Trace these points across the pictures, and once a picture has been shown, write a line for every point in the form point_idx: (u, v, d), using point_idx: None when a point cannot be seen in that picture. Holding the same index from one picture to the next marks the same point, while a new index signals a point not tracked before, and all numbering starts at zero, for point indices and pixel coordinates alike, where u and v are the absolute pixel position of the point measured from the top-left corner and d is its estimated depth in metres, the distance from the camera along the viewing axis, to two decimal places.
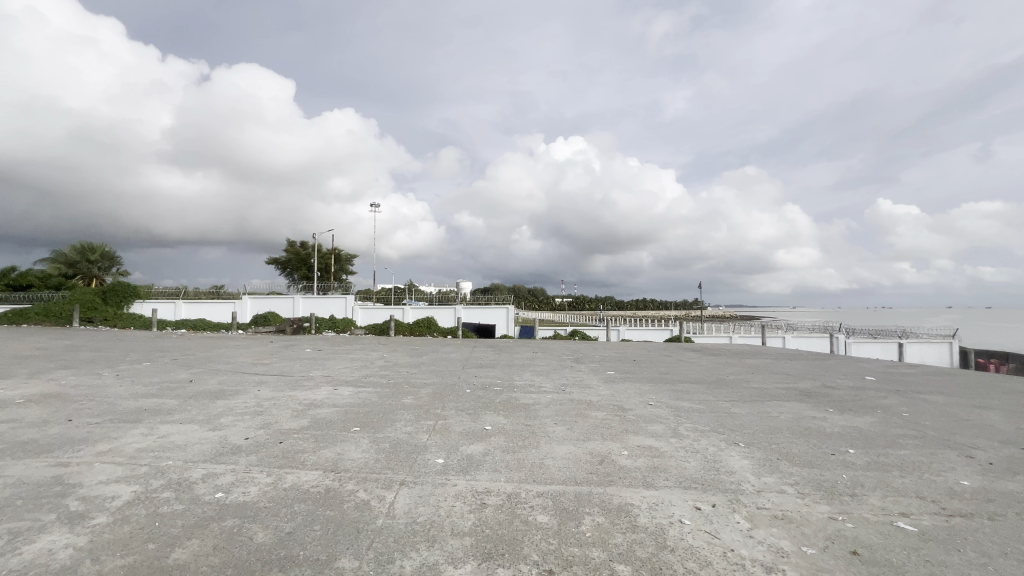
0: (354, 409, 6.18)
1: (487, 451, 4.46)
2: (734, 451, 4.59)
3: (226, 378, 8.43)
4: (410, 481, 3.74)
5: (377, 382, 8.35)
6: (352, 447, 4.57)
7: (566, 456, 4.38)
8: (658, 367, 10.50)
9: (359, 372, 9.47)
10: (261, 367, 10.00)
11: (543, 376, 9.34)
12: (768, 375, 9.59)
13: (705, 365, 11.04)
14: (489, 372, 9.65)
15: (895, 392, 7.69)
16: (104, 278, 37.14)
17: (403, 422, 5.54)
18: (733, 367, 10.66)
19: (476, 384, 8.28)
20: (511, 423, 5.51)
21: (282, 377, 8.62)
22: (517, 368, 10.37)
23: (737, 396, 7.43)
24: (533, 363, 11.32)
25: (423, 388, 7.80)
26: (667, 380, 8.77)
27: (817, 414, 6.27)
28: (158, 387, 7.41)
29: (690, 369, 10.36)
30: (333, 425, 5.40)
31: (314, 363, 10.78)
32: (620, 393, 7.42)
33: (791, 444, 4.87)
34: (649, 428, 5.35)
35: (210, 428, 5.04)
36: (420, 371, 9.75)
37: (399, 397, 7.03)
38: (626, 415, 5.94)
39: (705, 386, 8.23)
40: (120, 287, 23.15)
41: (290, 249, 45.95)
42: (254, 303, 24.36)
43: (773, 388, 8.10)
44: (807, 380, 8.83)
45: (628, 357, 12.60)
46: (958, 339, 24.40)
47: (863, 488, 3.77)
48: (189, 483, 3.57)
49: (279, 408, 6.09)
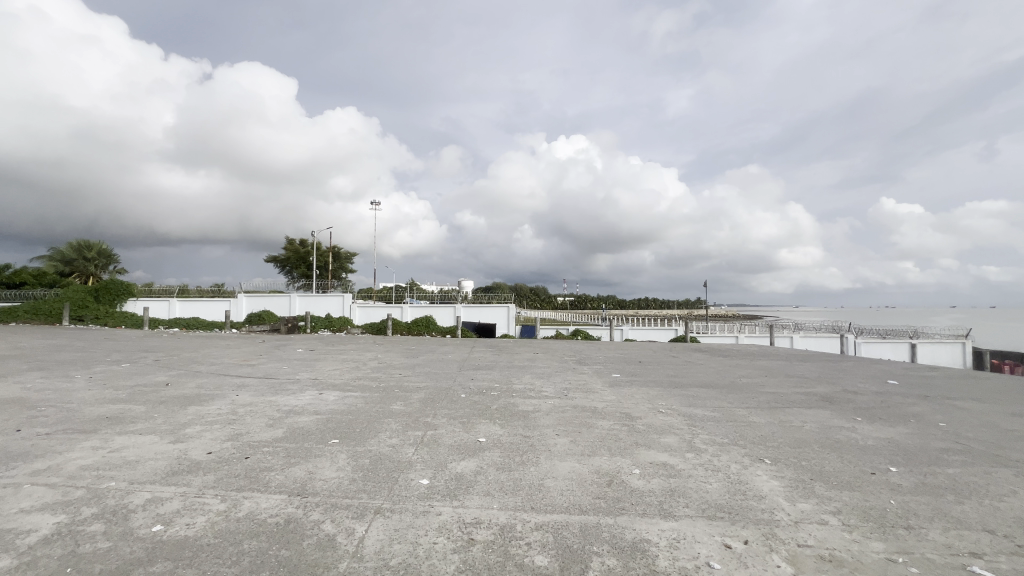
0: (336, 417, 5.65)
1: (479, 470, 3.92)
2: (760, 470, 4.03)
3: (206, 381, 7.91)
4: (387, 508, 3.20)
5: (367, 386, 7.81)
6: (327, 464, 4.04)
7: (569, 476, 3.83)
8: (666, 370, 9.94)
9: (350, 375, 8.94)
10: (246, 368, 9.48)
11: (545, 379, 8.80)
12: (783, 379, 9.03)
13: (715, 367, 10.48)
14: (487, 374, 9.12)
15: (925, 398, 7.12)
16: (100, 277, 36.77)
17: (388, 433, 5.01)
18: (745, 370, 10.09)
19: (472, 388, 7.73)
20: (508, 434, 4.96)
21: (266, 380, 8.09)
22: (516, 370, 9.84)
23: (754, 402, 6.87)
24: (535, 365, 10.76)
25: (415, 393, 7.26)
26: (676, 384, 8.22)
27: (844, 423, 5.71)
28: (129, 391, 6.89)
29: (700, 371, 9.80)
30: (310, 436, 4.86)
31: (303, 364, 10.24)
32: (627, 399, 6.87)
33: (823, 460, 4.31)
34: (661, 441, 4.80)
35: (171, 441, 4.52)
36: (415, 374, 9.21)
37: (388, 403, 6.50)
38: (635, 425, 5.39)
39: (718, 391, 7.68)
40: (112, 285, 22.69)
41: (289, 247, 45.52)
42: (249, 302, 23.87)
43: (791, 394, 7.54)
44: (826, 385, 8.27)
45: (634, 359, 12.05)
46: (971, 340, 23.78)
47: (917, 518, 3.22)
48: (126, 512, 3.04)
49: (254, 417, 5.56)
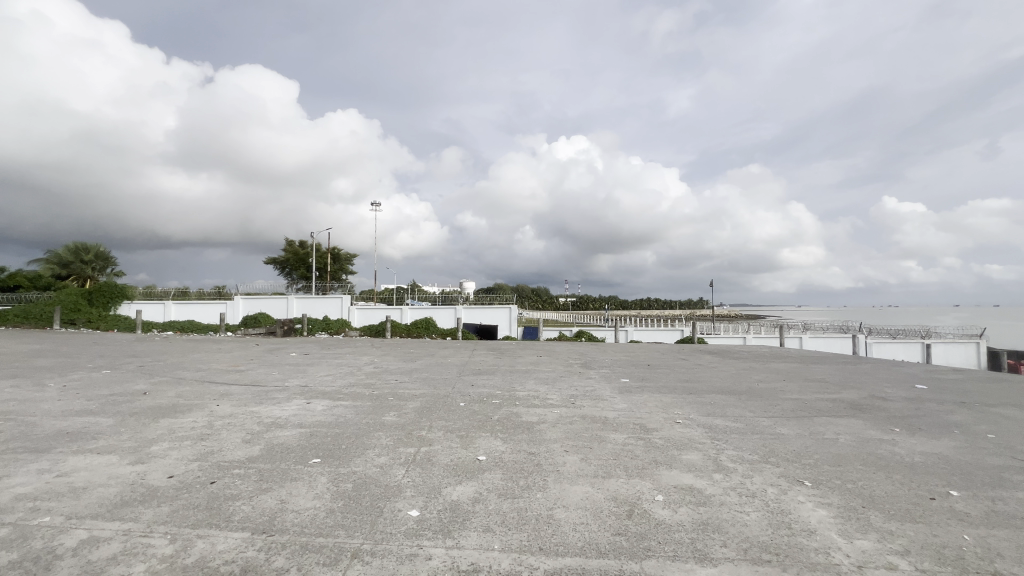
0: (322, 431, 5.13)
1: (478, 498, 3.40)
2: (803, 496, 3.49)
3: (187, 389, 7.39)
4: (366, 550, 2.68)
5: (359, 394, 7.29)
6: (304, 491, 3.52)
7: (583, 506, 3.30)
8: (677, 374, 9.41)
9: (342, 381, 8.41)
10: (233, 375, 8.97)
11: (549, 384, 8.26)
12: (803, 384, 8.46)
13: (728, 371, 9.93)
14: (488, 380, 8.60)
15: (962, 406, 6.57)
16: (97, 279, 36.40)
17: (377, 450, 4.48)
18: (761, 374, 9.54)
19: (472, 395, 7.20)
20: (511, 451, 4.44)
21: (252, 388, 7.58)
22: (519, 375, 9.32)
23: (778, 410, 6.33)
24: (538, 369, 10.23)
25: (411, 402, 6.73)
26: (691, 390, 7.68)
27: (882, 435, 5.16)
28: (102, 401, 6.38)
29: (715, 376, 9.25)
30: (289, 454, 4.34)
31: (296, 370, 9.73)
32: (640, 408, 6.33)
33: (871, 483, 3.77)
34: (684, 459, 4.27)
35: (130, 462, 4.01)
36: (411, 380, 8.68)
37: (380, 414, 5.98)
38: (652, 439, 4.86)
39: (736, 398, 7.13)
40: (106, 287, 22.25)
41: (289, 248, 45.15)
42: (246, 304, 23.38)
43: (815, 400, 7.00)
44: (851, 390, 7.72)
45: (642, 362, 11.49)
46: (986, 339, 23.15)
47: (1004, 561, 2.67)
48: (51, 559, 2.53)
49: (231, 431, 5.04)
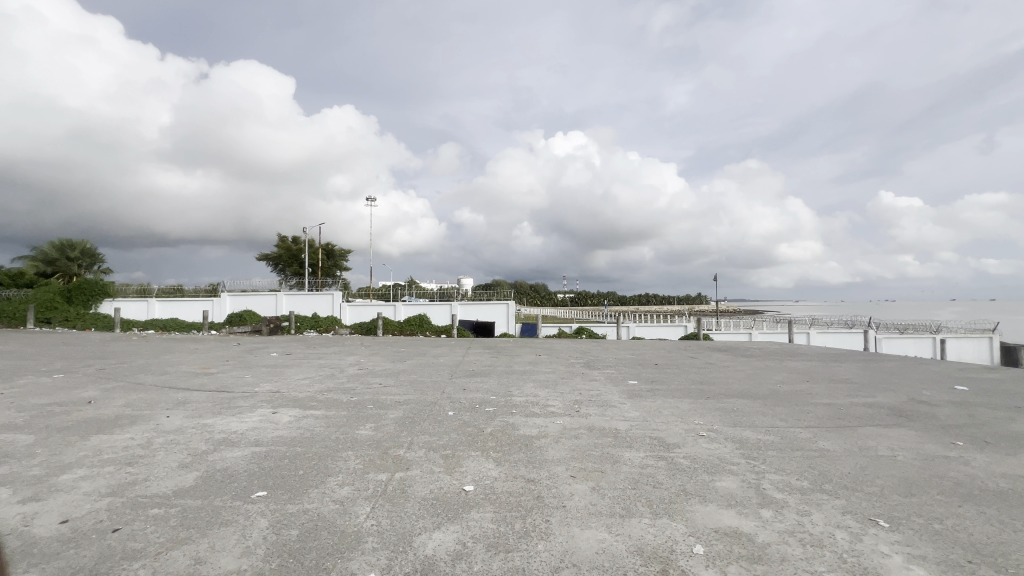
0: (279, 451, 4.29)
1: (460, 554, 2.57)
2: (885, 545, 2.68)
3: (140, 397, 6.52)
4: None
5: (335, 401, 6.43)
6: (232, 542, 2.68)
7: (599, 564, 2.47)
8: (689, 375, 8.59)
9: (319, 386, 7.56)
10: (200, 378, 8.10)
11: (550, 388, 7.43)
12: (831, 386, 7.64)
13: (744, 371, 9.12)
14: (482, 383, 7.78)
15: (1020, 412, 5.77)
16: (84, 276, 35.44)
17: (341, 477, 3.66)
18: (781, 374, 8.73)
19: (463, 402, 6.37)
20: (504, 479, 3.61)
21: (215, 395, 6.72)
22: (516, 377, 8.50)
23: (812, 418, 5.52)
24: (538, 370, 9.40)
25: (392, 411, 5.89)
26: (708, 394, 6.87)
27: (946, 451, 4.35)
28: (33, 413, 5.51)
29: (731, 377, 8.42)
30: (230, 484, 3.50)
31: (272, 372, 8.88)
32: (654, 417, 5.51)
33: (965, 523, 2.96)
34: (719, 488, 3.45)
35: (21, 499, 3.15)
36: (397, 383, 7.85)
37: (354, 427, 5.14)
38: (675, 460, 4.04)
39: (761, 403, 6.33)
40: (86, 284, 21.31)
41: (282, 244, 44.20)
42: (232, 301, 22.47)
43: (851, 405, 6.19)
44: (887, 393, 6.92)
45: (649, 361, 10.68)
46: (999, 334, 22.41)
47: None
48: None
49: (170, 452, 4.20)
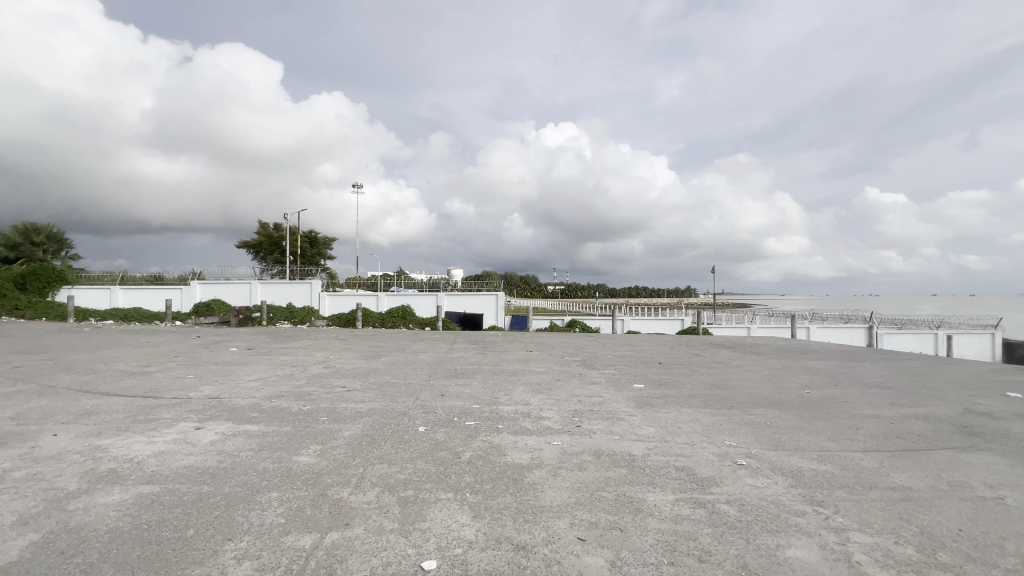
0: (175, 494, 3.10)
1: None
2: None
3: (39, 405, 5.29)
4: None
5: (281, 412, 5.24)
6: None
7: None
8: (701, 378, 7.55)
9: (270, 390, 6.36)
10: (131, 379, 6.86)
11: (543, 394, 6.32)
12: (867, 392, 6.64)
13: (761, 373, 8.10)
14: (463, 388, 6.65)
15: None
16: (49, 262, 33.41)
17: (244, 545, 2.49)
18: (803, 377, 7.74)
19: (438, 414, 5.24)
20: (483, 548, 2.49)
21: (135, 403, 5.49)
22: (505, 379, 7.39)
23: (866, 438, 4.49)
24: (528, 370, 8.29)
25: (348, 427, 4.73)
26: (730, 403, 5.82)
27: None
28: None
29: (748, 381, 7.40)
30: (70, 561, 2.32)
31: (220, 372, 7.64)
32: (674, 437, 4.43)
33: None
34: (796, 563, 2.36)
35: None
36: (364, 387, 6.67)
37: (294, 451, 3.98)
38: (718, 509, 2.95)
39: (796, 415, 5.30)
40: (40, 270, 19.69)
41: (263, 231, 42.45)
42: (202, 290, 20.96)
43: (905, 419, 5.17)
44: (937, 403, 5.92)
45: (652, 359, 9.64)
46: (1001, 330, 21.85)
47: None
48: None
49: (17, 496, 3.00)
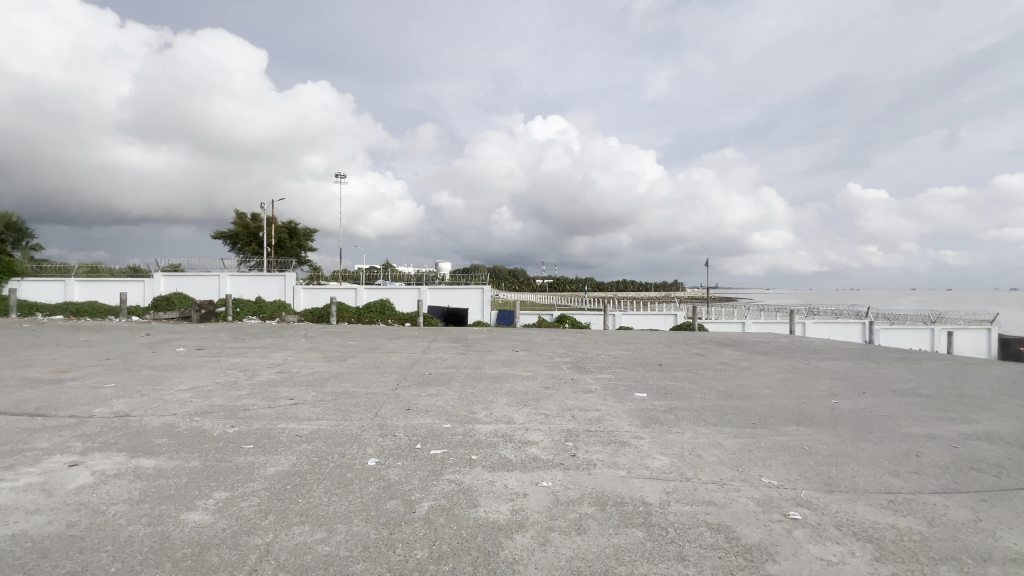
0: None
1: None
2: None
3: None
4: None
5: (197, 438, 4.12)
6: None
7: None
8: (709, 385, 6.60)
9: (198, 404, 5.22)
10: (32, 391, 5.67)
11: (530, 408, 5.30)
12: (902, 402, 5.75)
13: (775, 378, 7.18)
14: (434, 400, 5.58)
15: None
16: (7, 253, 31.47)
17: None
18: (823, 382, 6.84)
19: (398, 439, 4.17)
20: None
21: (14, 425, 4.33)
22: (484, 387, 6.35)
23: (935, 472, 3.56)
24: (513, 374, 7.24)
25: (276, 461, 3.64)
26: (752, 419, 4.88)
27: None
28: None
29: (763, 388, 6.48)
30: None
31: (150, 379, 6.46)
32: (698, 473, 3.45)
33: None
34: None
35: None
36: (315, 400, 5.55)
37: (186, 503, 2.89)
38: None
39: (835, 435, 4.37)
40: None
41: (240, 221, 40.76)
42: (165, 282, 19.50)
43: (967, 442, 4.24)
44: (991, 418, 5.03)
45: (651, 361, 8.68)
46: (997, 326, 21.42)
47: None
48: None
49: None
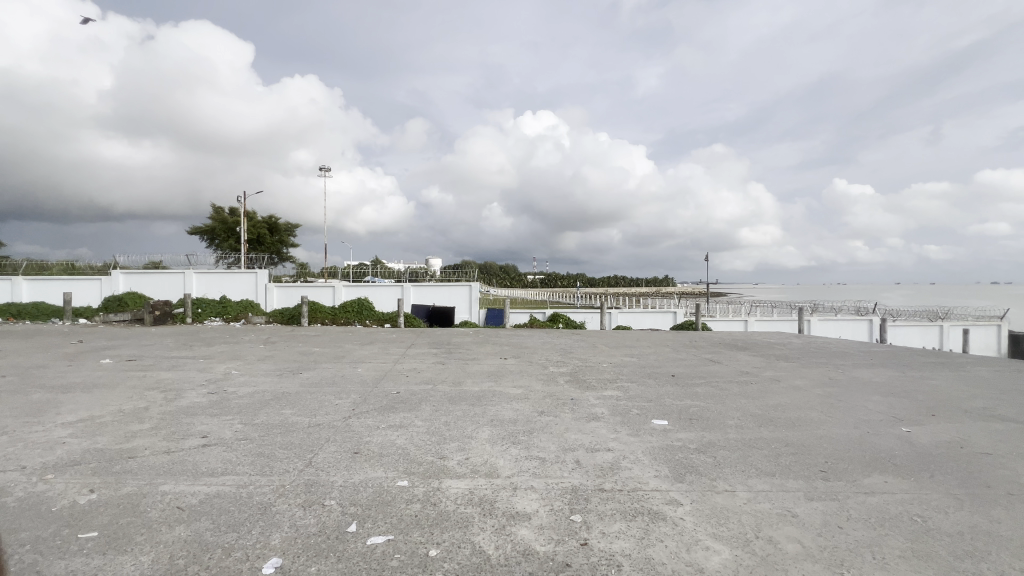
0: None
1: None
2: None
3: None
4: None
5: (22, 517, 2.75)
6: None
7: None
8: (741, 408, 5.33)
9: (68, 449, 3.85)
10: None
11: (519, 447, 3.99)
12: (991, 430, 4.53)
13: (815, 395, 5.94)
14: (393, 437, 4.23)
15: None
16: None
17: None
18: (876, 401, 5.62)
19: (323, 515, 2.83)
20: None
21: None
22: (461, 412, 5.03)
23: None
24: (499, 393, 5.90)
25: (116, 568, 2.29)
26: (817, 464, 3.63)
27: None
28: None
29: (809, 410, 5.24)
30: None
31: (34, 407, 5.05)
32: None
33: None
34: None
35: None
36: (236, 437, 4.20)
37: None
38: None
39: (946, 495, 3.12)
40: None
41: (217, 216, 38.94)
42: (124, 280, 17.90)
43: None
44: None
45: (661, 372, 7.42)
46: (1006, 323, 20.55)
47: None
48: None
49: None
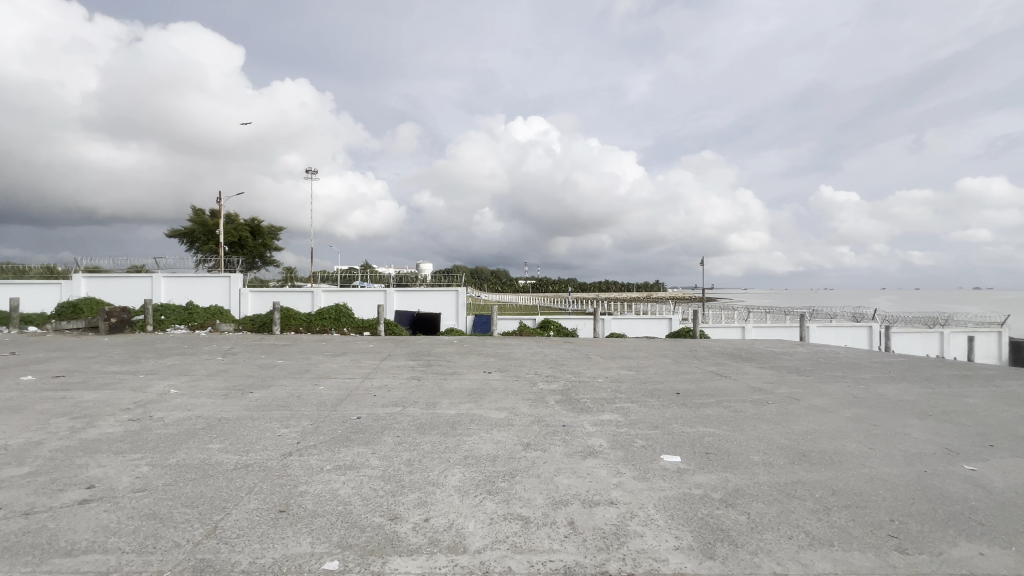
0: None
1: None
2: None
3: None
4: None
5: None
6: None
7: None
8: (764, 437, 4.47)
9: None
10: None
11: (497, 501, 3.08)
12: None
13: (846, 419, 5.10)
14: (334, 486, 3.29)
15: None
16: None
17: None
18: (918, 427, 4.79)
19: None
20: None
21: None
22: (428, 447, 4.10)
23: None
24: (479, 419, 4.98)
25: None
26: (886, 527, 2.76)
27: None
28: None
29: (845, 440, 4.39)
30: None
31: None
32: None
33: None
34: None
35: None
36: (132, 487, 3.24)
37: None
38: None
39: None
40: None
41: (198, 218, 37.64)
42: (86, 285, 16.74)
43: None
44: None
45: (665, 389, 6.55)
46: (1008, 329, 20.04)
47: None
48: None
49: None
